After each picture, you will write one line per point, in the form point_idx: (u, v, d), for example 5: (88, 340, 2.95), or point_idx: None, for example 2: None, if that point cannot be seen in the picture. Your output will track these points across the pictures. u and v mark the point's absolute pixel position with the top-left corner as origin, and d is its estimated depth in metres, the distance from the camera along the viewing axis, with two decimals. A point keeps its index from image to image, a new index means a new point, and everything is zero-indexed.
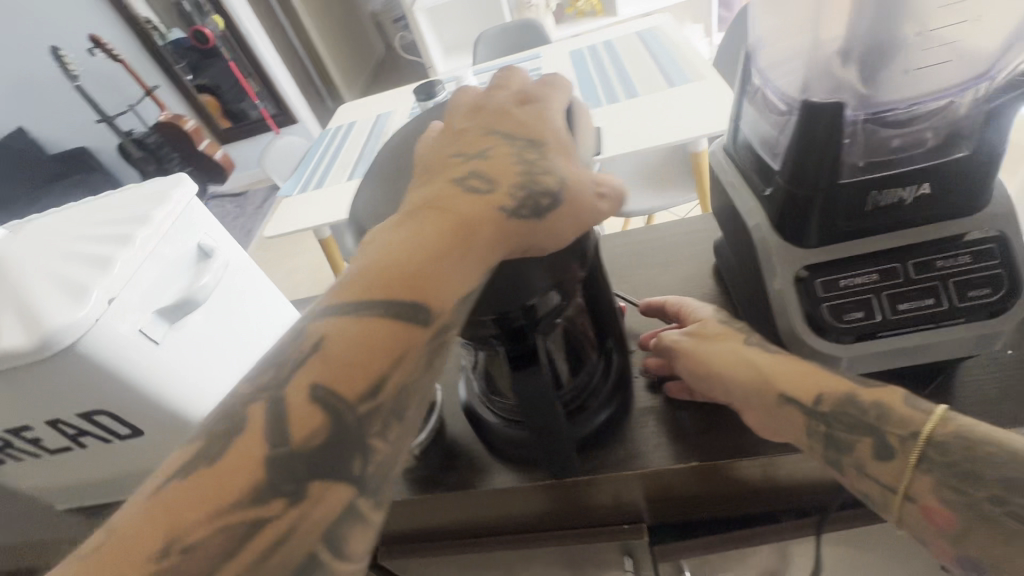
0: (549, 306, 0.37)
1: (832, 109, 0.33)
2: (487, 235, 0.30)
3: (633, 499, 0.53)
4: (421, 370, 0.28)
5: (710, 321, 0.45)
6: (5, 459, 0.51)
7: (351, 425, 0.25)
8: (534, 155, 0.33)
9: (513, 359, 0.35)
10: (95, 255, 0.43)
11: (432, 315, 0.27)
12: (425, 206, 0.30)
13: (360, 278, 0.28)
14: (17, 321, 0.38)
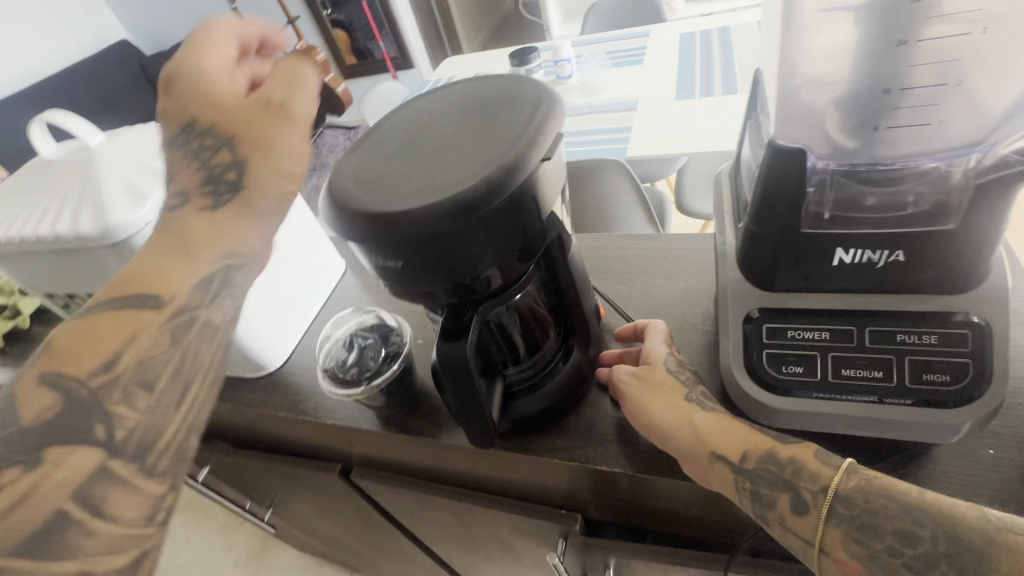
0: (492, 286, 0.41)
1: (799, 153, 0.31)
2: (194, 228, 0.38)
3: (571, 486, 0.55)
4: (167, 343, 0.36)
5: (659, 368, 0.45)
6: (87, 317, 0.64)
7: (77, 401, 0.32)
8: (493, 150, 0.36)
9: (451, 330, 0.40)
10: (160, 169, 0.52)
11: (160, 301, 0.35)
12: (157, 215, 0.39)
13: (118, 274, 0.36)
14: (93, 214, 0.48)
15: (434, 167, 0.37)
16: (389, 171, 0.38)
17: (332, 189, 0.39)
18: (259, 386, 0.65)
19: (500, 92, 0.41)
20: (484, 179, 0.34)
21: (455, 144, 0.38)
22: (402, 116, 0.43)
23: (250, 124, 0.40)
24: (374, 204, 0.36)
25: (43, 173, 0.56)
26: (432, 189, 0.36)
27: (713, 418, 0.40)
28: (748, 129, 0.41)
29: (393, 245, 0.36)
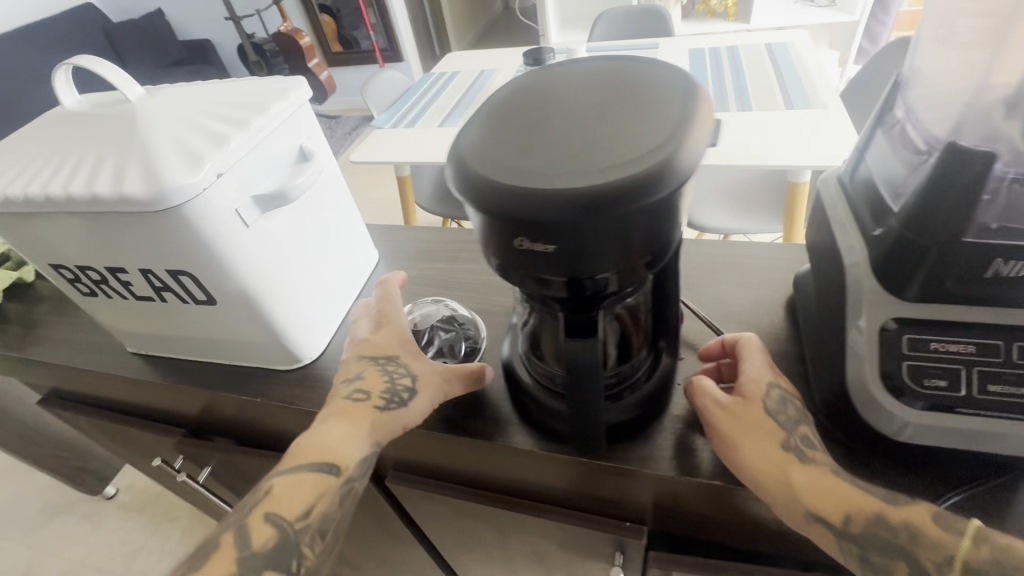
0: (615, 284, 0.37)
1: (983, 160, 0.30)
2: (355, 435, 0.47)
3: (641, 497, 0.52)
4: (337, 506, 0.46)
5: (758, 408, 0.41)
6: (97, 294, 0.57)
7: (290, 536, 0.44)
8: (646, 132, 0.33)
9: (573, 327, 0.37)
10: (214, 131, 0.46)
11: (341, 471, 0.46)
12: (347, 410, 0.48)
13: (306, 480, 0.45)
14: (140, 173, 0.42)
15: (587, 142, 0.34)
16: (529, 144, 0.34)
17: (463, 163, 0.35)
18: (292, 379, 0.60)
19: (641, 75, 0.38)
20: (646, 166, 0.31)
21: (606, 120, 0.34)
22: (522, 89, 0.39)
23: (386, 369, 0.50)
24: (522, 177, 0.32)
25: (64, 125, 0.49)
26: (587, 164, 0.32)
27: (812, 475, 0.39)
28: (881, 131, 0.39)
29: (529, 225, 0.32)
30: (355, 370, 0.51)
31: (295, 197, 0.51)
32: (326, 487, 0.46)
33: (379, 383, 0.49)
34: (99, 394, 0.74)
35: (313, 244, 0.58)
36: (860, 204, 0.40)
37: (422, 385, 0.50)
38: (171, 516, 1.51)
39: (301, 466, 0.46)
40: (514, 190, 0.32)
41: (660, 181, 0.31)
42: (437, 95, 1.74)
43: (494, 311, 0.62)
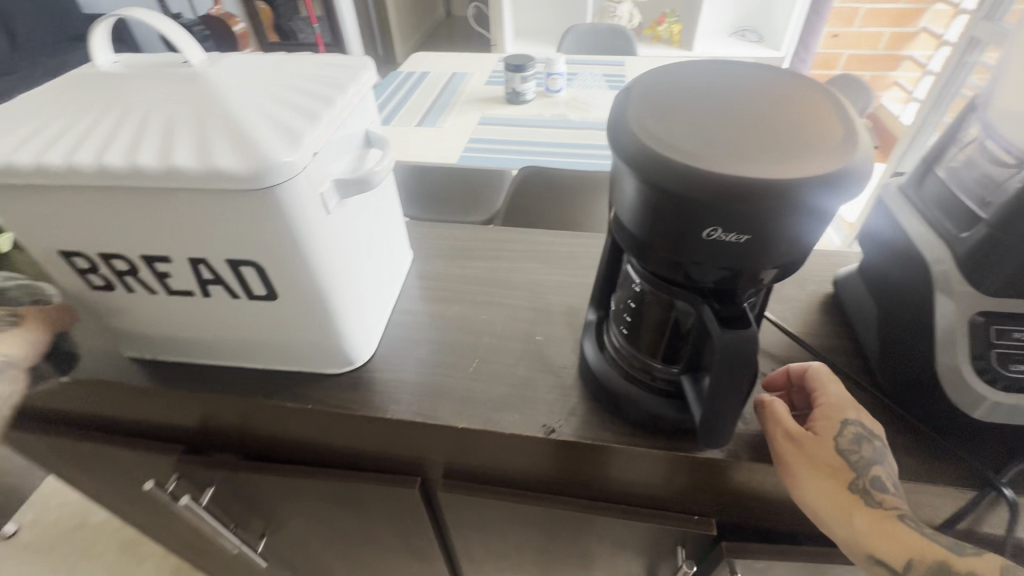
0: (761, 280, 0.38)
1: None
2: None
3: (717, 490, 0.53)
4: None
5: (830, 448, 0.42)
6: (112, 288, 0.48)
7: None
8: (813, 135, 0.35)
9: (724, 319, 0.38)
10: (304, 106, 0.41)
11: None
12: None
13: None
14: (232, 147, 0.37)
15: (761, 139, 0.35)
16: (702, 134, 0.35)
17: (635, 145, 0.35)
18: (341, 384, 0.55)
19: (791, 87, 0.39)
20: (830, 163, 0.32)
21: (775, 122, 0.36)
22: (675, 83, 0.40)
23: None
24: (704, 164, 0.33)
25: (103, 86, 0.42)
26: (770, 160, 0.33)
27: (871, 522, 0.41)
28: (955, 147, 0.46)
29: (704, 209, 0.33)
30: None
31: (376, 183, 0.47)
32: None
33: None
34: (70, 407, 0.63)
35: (371, 238, 0.53)
36: (936, 211, 0.45)
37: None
38: (92, 554, 1.30)
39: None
40: (697, 173, 0.33)
41: (844, 181, 0.32)
42: (407, 93, 1.69)
43: (551, 310, 0.61)
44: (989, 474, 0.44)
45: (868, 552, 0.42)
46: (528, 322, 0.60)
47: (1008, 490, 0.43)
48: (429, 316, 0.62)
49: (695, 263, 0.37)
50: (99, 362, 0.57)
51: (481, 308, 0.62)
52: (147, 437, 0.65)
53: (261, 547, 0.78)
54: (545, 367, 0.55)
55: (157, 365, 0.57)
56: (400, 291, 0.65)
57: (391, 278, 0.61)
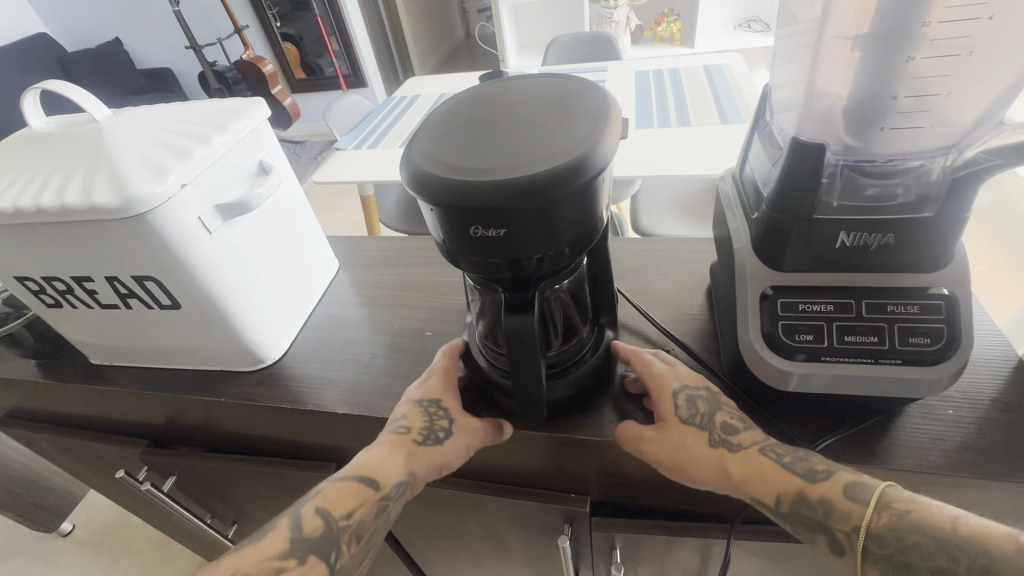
0: (556, 264, 0.43)
1: (817, 149, 0.37)
2: None
3: (585, 468, 0.57)
4: None
5: (681, 429, 0.47)
6: (61, 305, 0.59)
7: None
8: (563, 137, 0.39)
9: (518, 303, 0.43)
10: (178, 147, 0.50)
11: None
12: None
13: None
14: (109, 185, 0.46)
15: (521, 145, 0.39)
16: (470, 148, 0.40)
17: (413, 167, 0.39)
18: (256, 379, 0.63)
19: (568, 88, 0.44)
20: (562, 161, 0.37)
21: (537, 129, 0.40)
22: (467, 105, 0.44)
23: (425, 408, 0.52)
24: (460, 174, 0.37)
25: (32, 145, 0.53)
26: (513, 164, 0.38)
27: (743, 461, 0.45)
28: (755, 135, 0.46)
29: (466, 210, 0.37)
30: (403, 405, 0.53)
31: (255, 206, 0.55)
32: (364, 500, 0.49)
33: (419, 420, 0.51)
34: (58, 409, 0.75)
35: (272, 251, 0.62)
36: (745, 196, 0.47)
37: (456, 433, 0.51)
38: (131, 548, 1.48)
39: (348, 476, 0.50)
40: (454, 182, 0.37)
41: (574, 177, 0.37)
42: (400, 116, 1.82)
43: (447, 308, 0.67)
44: (805, 440, 0.47)
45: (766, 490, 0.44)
46: (424, 320, 0.66)
47: (821, 456, 0.45)
48: (342, 319, 0.69)
49: (490, 259, 0.41)
50: (72, 367, 0.69)
51: (388, 309, 0.69)
52: (123, 434, 0.76)
53: (233, 534, 0.88)
54: (429, 358, 0.61)
55: (115, 368, 0.68)
56: (322, 298, 0.73)
57: (306, 287, 0.69)
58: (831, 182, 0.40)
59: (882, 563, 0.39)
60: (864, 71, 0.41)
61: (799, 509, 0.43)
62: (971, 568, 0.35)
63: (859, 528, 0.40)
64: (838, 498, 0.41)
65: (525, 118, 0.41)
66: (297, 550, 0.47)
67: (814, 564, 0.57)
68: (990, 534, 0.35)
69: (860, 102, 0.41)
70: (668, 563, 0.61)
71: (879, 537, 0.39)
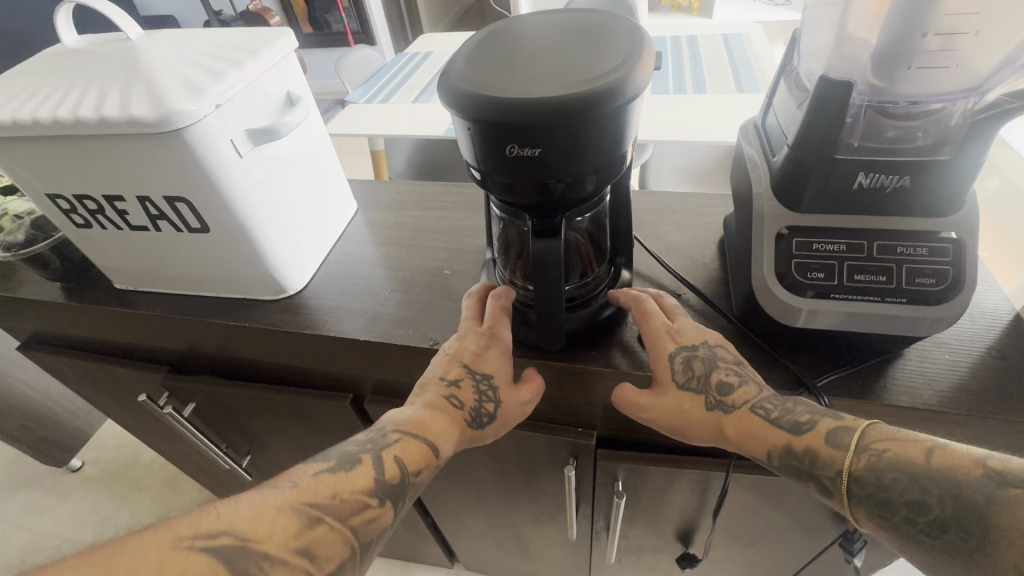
0: (582, 194, 0.44)
1: (846, 85, 0.38)
2: None
3: (591, 403, 0.60)
4: None
5: (680, 396, 0.50)
6: (90, 226, 0.61)
7: None
8: (600, 64, 0.40)
9: (545, 230, 0.45)
10: (212, 67, 0.51)
11: None
12: None
13: None
14: (147, 99, 0.47)
15: (560, 70, 0.40)
16: (509, 71, 0.41)
17: (453, 88, 0.40)
18: (279, 307, 0.65)
19: (603, 20, 0.45)
20: (599, 85, 0.38)
21: (576, 57, 0.41)
22: (505, 31, 0.45)
23: (478, 384, 0.53)
24: (500, 93, 0.39)
25: (65, 60, 0.53)
26: (553, 87, 0.39)
27: (730, 414, 0.48)
28: (782, 80, 0.47)
29: (506, 128, 0.39)
30: (453, 372, 0.53)
31: (284, 134, 0.56)
32: (427, 463, 0.51)
33: (472, 395, 0.53)
34: (81, 333, 0.77)
35: (297, 182, 0.63)
36: (767, 142, 0.49)
37: (504, 413, 0.54)
38: (139, 485, 1.54)
39: (413, 434, 0.51)
40: (495, 102, 0.38)
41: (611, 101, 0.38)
42: (412, 71, 1.80)
43: (464, 250, 0.69)
44: (809, 379, 0.49)
45: (759, 440, 0.47)
46: (442, 259, 0.68)
47: (821, 393, 0.48)
48: (360, 257, 0.71)
49: (522, 183, 0.43)
50: (96, 291, 0.71)
51: (407, 249, 0.71)
52: (144, 361, 0.79)
53: (247, 464, 0.91)
54: (448, 294, 0.63)
55: (138, 294, 0.70)
56: (341, 237, 0.74)
57: (328, 224, 0.71)
58: (855, 123, 0.42)
59: (864, 503, 0.41)
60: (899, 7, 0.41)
61: (787, 461, 0.46)
62: (941, 498, 0.37)
63: (842, 472, 0.42)
64: (822, 447, 0.44)
65: (564, 46, 0.42)
66: (377, 495, 0.48)
67: (803, 499, 0.61)
68: (962, 459, 0.37)
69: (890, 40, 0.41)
70: (666, 496, 0.65)
71: (859, 478, 0.41)
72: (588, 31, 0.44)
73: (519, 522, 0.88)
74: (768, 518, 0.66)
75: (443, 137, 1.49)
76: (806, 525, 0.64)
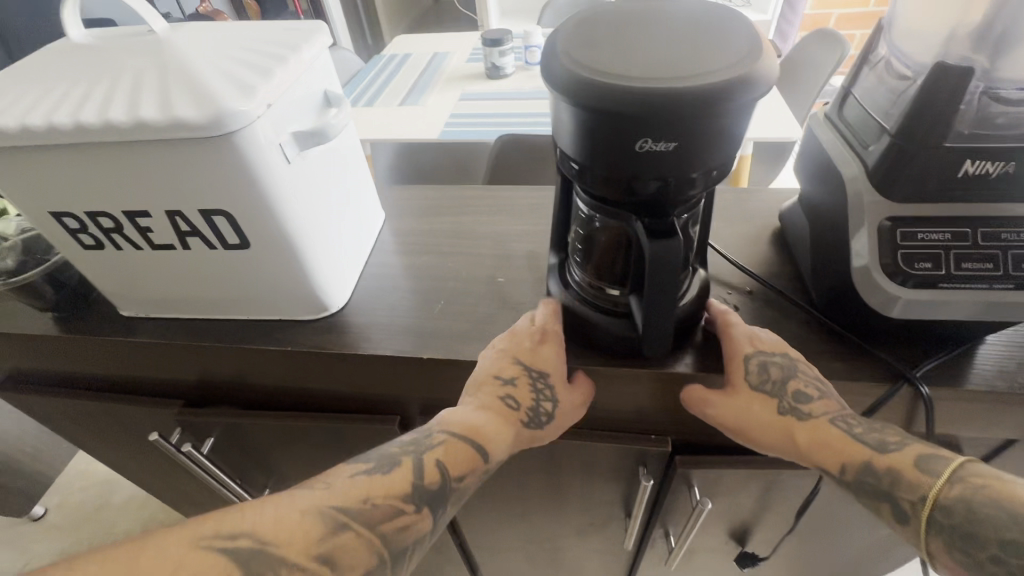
0: (688, 192, 0.41)
1: (962, 72, 0.38)
2: None
3: (666, 409, 0.57)
4: None
5: (750, 397, 0.49)
6: (101, 246, 0.53)
7: None
8: (716, 51, 0.38)
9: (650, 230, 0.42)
10: (257, 63, 0.45)
11: None
12: None
13: None
14: (191, 98, 0.41)
15: (682, 57, 0.37)
16: (622, 58, 0.37)
17: (562, 77, 0.37)
18: (318, 328, 0.60)
19: (702, 6, 0.42)
20: (726, 72, 0.36)
21: (688, 43, 0.38)
22: (599, 17, 0.41)
23: (534, 382, 0.50)
24: (621, 82, 0.36)
25: (76, 56, 0.46)
26: (676, 74, 0.36)
27: (826, 423, 0.47)
28: (866, 70, 0.48)
29: (629, 120, 0.36)
30: (507, 369, 0.50)
31: (333, 136, 0.51)
32: (475, 467, 0.48)
33: (527, 394, 0.50)
34: (76, 368, 0.68)
35: (336, 188, 0.57)
36: (851, 130, 0.48)
37: (561, 413, 0.51)
38: (116, 527, 1.40)
39: (460, 436, 0.48)
40: (616, 91, 0.35)
41: (739, 90, 0.36)
42: (394, 73, 1.74)
43: (513, 255, 0.65)
44: (905, 368, 0.48)
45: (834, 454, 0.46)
46: (491, 267, 0.64)
47: (922, 383, 0.47)
48: (400, 269, 0.66)
49: (630, 181, 0.40)
50: (98, 320, 0.62)
51: (449, 258, 0.66)
52: (151, 394, 0.71)
53: (265, 500, 0.84)
54: (506, 304, 0.59)
55: (150, 320, 0.62)
56: (373, 248, 0.69)
57: (363, 234, 0.66)
58: (963, 110, 0.41)
59: (946, 532, 0.40)
60: None
61: (864, 477, 0.45)
62: None
63: (926, 498, 0.41)
64: (908, 470, 0.43)
65: (670, 32, 0.39)
66: (417, 500, 0.44)
67: None
68: None
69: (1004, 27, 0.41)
70: (737, 499, 0.63)
71: (946, 508, 0.40)
72: (688, 18, 0.41)
73: (563, 534, 0.84)
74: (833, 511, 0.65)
75: (437, 140, 1.44)
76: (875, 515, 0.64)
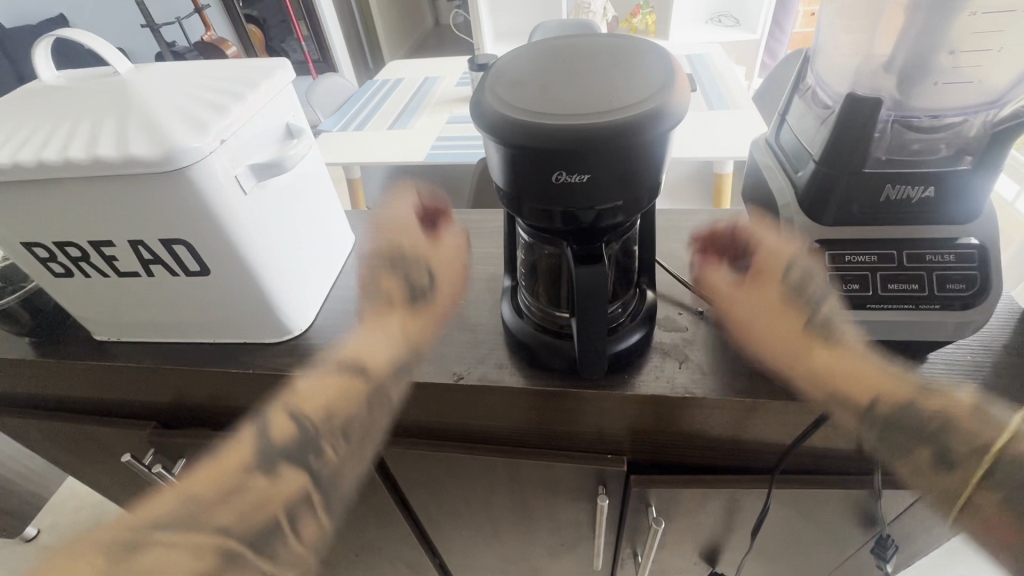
0: (618, 218, 0.43)
1: (874, 103, 0.39)
2: None
3: (619, 430, 0.58)
4: None
5: (773, 299, 0.47)
6: (71, 274, 0.56)
7: None
8: (634, 86, 0.40)
9: (582, 256, 0.43)
10: (213, 101, 0.48)
11: None
12: None
13: None
14: (147, 136, 0.44)
15: (605, 89, 0.39)
16: (543, 94, 0.40)
17: (487, 113, 0.39)
18: (283, 350, 0.61)
19: (637, 44, 0.45)
20: (640, 107, 0.38)
21: (609, 78, 0.41)
22: (530, 56, 0.44)
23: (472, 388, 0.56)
24: (539, 117, 0.38)
25: (46, 97, 0.49)
26: (592, 110, 0.38)
27: None
28: (795, 99, 0.49)
29: (544, 154, 0.38)
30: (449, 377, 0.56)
31: (290, 167, 0.53)
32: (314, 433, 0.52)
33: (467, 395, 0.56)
34: (53, 392, 0.70)
35: (299, 216, 0.60)
36: (784, 156, 0.50)
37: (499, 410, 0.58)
38: None
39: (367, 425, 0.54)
40: (534, 125, 0.37)
41: (652, 124, 0.37)
42: (384, 98, 1.78)
43: (475, 277, 0.67)
44: None
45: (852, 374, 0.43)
46: (453, 288, 0.66)
47: None
48: None
49: (558, 209, 0.41)
50: (72, 345, 0.65)
51: None
52: (126, 416, 0.72)
53: None
54: (465, 325, 0.61)
55: (121, 344, 0.64)
56: (341, 272, 0.71)
57: (329, 259, 0.68)
58: (880, 137, 0.43)
59: None
60: (915, 31, 0.45)
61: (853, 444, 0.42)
62: None
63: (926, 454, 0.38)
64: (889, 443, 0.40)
65: (595, 68, 0.42)
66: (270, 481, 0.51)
67: (837, 511, 0.60)
68: None
69: (909, 58, 0.45)
70: (699, 517, 0.64)
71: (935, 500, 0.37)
72: (615, 55, 0.43)
73: (537, 554, 0.84)
74: (798, 529, 0.65)
75: (423, 162, 1.47)
76: (839, 532, 0.64)
